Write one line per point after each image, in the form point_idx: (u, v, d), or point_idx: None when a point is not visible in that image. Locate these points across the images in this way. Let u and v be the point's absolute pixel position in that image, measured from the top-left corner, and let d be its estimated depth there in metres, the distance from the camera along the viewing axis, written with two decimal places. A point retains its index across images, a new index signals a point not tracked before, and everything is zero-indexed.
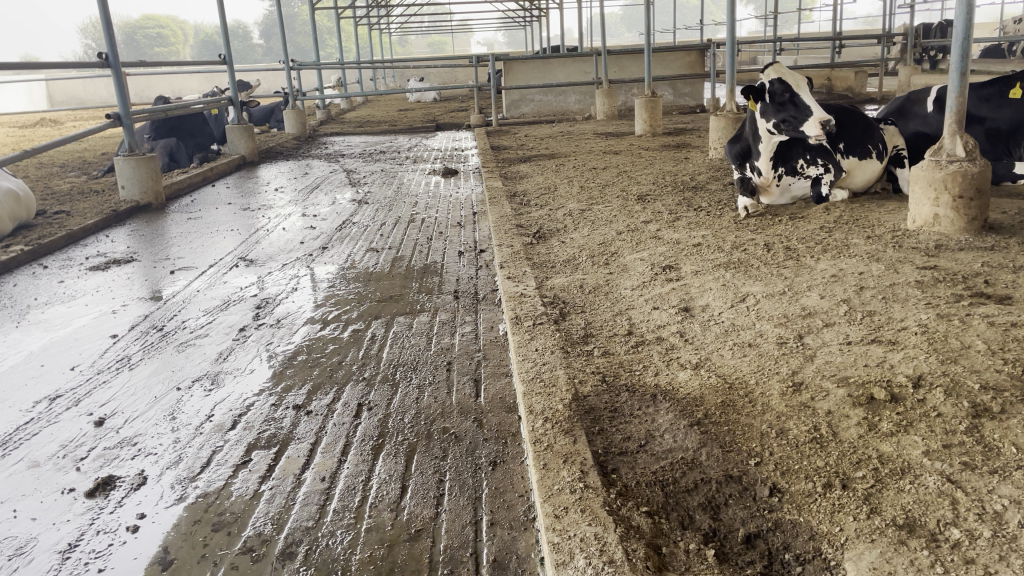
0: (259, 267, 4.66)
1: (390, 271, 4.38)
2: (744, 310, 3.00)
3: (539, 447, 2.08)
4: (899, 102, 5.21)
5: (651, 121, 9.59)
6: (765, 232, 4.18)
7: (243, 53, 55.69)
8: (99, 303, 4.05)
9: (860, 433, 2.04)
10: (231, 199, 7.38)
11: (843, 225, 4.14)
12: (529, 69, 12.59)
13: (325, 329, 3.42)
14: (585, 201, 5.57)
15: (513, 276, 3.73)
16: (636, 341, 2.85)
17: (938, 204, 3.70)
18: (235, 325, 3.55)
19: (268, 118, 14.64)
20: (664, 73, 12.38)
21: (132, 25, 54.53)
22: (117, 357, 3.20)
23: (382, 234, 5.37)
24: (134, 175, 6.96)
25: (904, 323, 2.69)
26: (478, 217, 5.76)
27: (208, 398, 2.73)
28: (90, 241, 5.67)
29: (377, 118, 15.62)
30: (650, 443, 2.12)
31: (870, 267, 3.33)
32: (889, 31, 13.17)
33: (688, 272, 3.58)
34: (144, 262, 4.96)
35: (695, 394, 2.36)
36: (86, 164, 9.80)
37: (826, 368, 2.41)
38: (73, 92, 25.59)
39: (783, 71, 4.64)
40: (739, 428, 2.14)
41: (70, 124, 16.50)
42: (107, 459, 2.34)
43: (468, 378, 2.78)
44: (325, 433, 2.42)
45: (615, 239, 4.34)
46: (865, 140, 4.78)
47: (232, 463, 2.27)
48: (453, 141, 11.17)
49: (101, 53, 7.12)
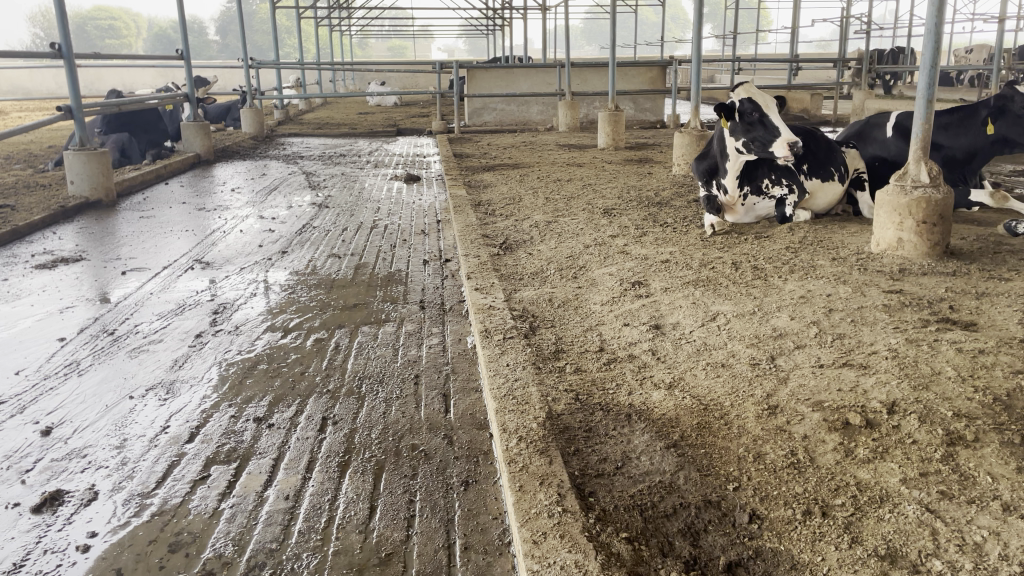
0: (215, 270, 4.51)
1: (353, 278, 4.28)
2: (715, 329, 2.99)
3: (513, 467, 2.03)
4: (859, 126, 5.27)
5: (614, 134, 9.63)
6: (731, 250, 4.20)
7: (198, 49, 54.63)
8: (46, 304, 3.87)
9: (837, 459, 2.03)
10: (186, 198, 7.17)
11: (808, 246, 4.17)
12: (492, 77, 12.54)
13: (286, 338, 3.31)
14: (551, 212, 5.54)
15: (481, 287, 3.67)
16: (608, 358, 2.81)
17: (902, 228, 3.75)
18: (190, 331, 3.41)
19: (225, 116, 14.36)
20: (626, 87, 12.46)
21: (83, 14, 53.09)
22: (66, 362, 3.05)
23: (344, 240, 5.26)
24: (84, 171, 6.72)
25: (874, 347, 2.70)
26: (442, 226, 5.69)
27: (163, 408, 2.61)
28: (35, 237, 5.44)
29: (336, 121, 15.42)
30: (626, 466, 2.08)
31: (837, 289, 3.36)
32: (845, 56, 13.48)
33: (658, 288, 3.56)
34: (93, 262, 4.77)
35: (671, 415, 2.33)
36: (32, 157, 9.46)
37: (801, 392, 2.40)
38: (19, 82, 24.86)
39: (754, 91, 4.68)
40: (716, 451, 2.11)
41: (17, 114, 15.98)
42: (55, 472, 2.20)
43: (437, 393, 2.71)
44: (288, 449, 2.32)
45: (582, 253, 4.32)
46: (827, 163, 4.86)
47: (190, 478, 2.16)
48: (415, 147, 11.07)
49: (53, 43, 6.86)
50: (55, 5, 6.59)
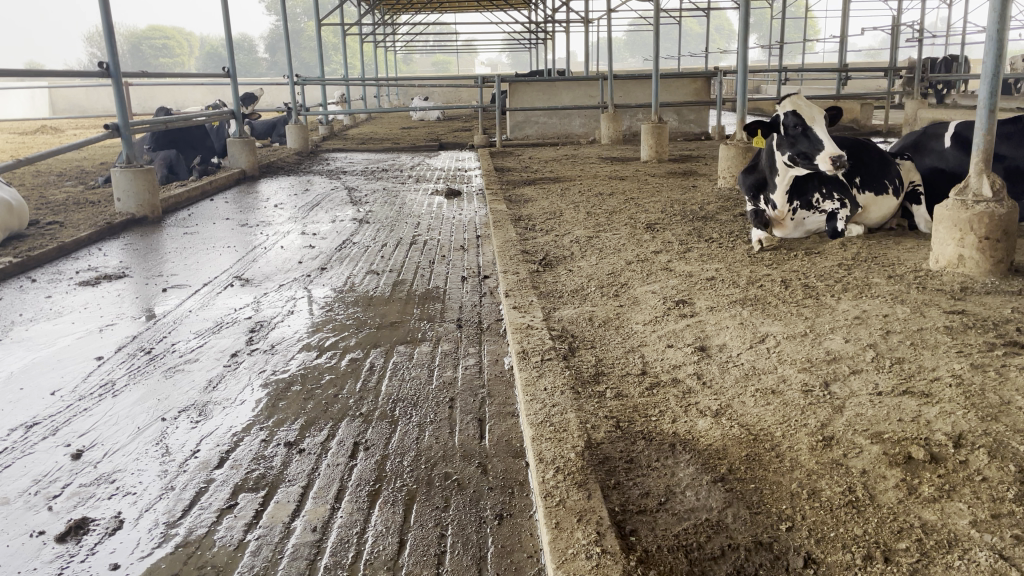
0: (255, 287, 4.49)
1: (390, 295, 4.22)
2: (764, 352, 2.84)
3: (550, 501, 1.92)
4: (915, 137, 5.05)
5: (656, 147, 9.48)
6: (780, 267, 4.03)
7: (247, 66, 55.80)
8: (87, 322, 3.88)
9: (899, 498, 1.88)
10: (229, 214, 7.23)
11: (862, 263, 3.99)
12: (534, 90, 12.48)
13: (321, 357, 3.25)
14: (592, 228, 5.42)
15: (519, 305, 3.58)
16: (651, 382, 2.69)
17: (963, 244, 3.56)
18: (227, 350, 3.38)
19: (270, 132, 14.59)
20: (669, 99, 12.28)
21: (137, 34, 54.59)
22: (101, 382, 3.03)
23: (383, 256, 5.21)
24: (131, 187, 6.81)
25: (936, 373, 2.53)
26: (482, 241, 5.62)
27: (195, 431, 2.56)
28: (81, 254, 5.51)
29: (380, 135, 15.52)
30: (671, 501, 1.95)
31: (895, 309, 3.19)
32: (896, 64, 13.12)
33: (703, 307, 3.43)
34: (136, 279, 4.80)
35: (717, 446, 2.19)
36: (84, 174, 9.67)
37: (858, 422, 2.24)
38: (76, 101, 25.73)
39: (801, 102, 4.50)
40: (767, 487, 1.98)
41: (71, 132, 16.42)
42: (83, 498, 2.16)
43: (472, 418, 2.61)
44: (318, 476, 2.25)
45: (624, 269, 4.20)
46: (881, 175, 4.64)
47: (216, 507, 2.09)
48: (456, 161, 11.05)
49: (102, 61, 6.96)
50: (103, 24, 6.68)
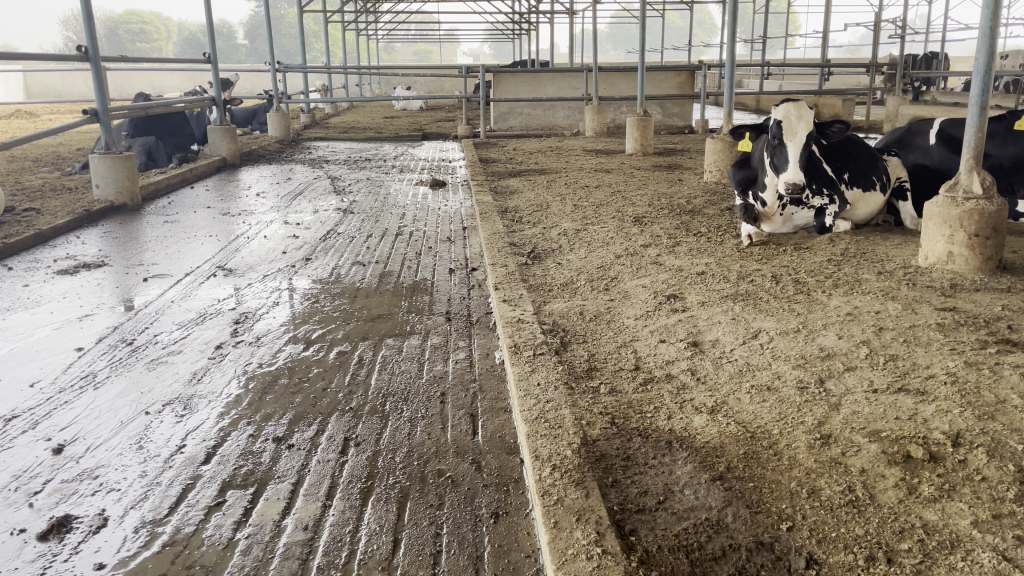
0: (238, 277, 4.42)
1: (377, 286, 4.17)
2: (757, 348, 2.83)
3: (547, 501, 1.89)
4: (901, 133, 5.08)
5: (641, 140, 9.47)
6: (770, 262, 4.02)
7: (226, 53, 55.14)
8: (65, 311, 3.79)
9: (899, 497, 1.87)
10: (211, 203, 7.12)
11: (851, 259, 3.99)
12: (518, 81, 12.41)
13: (308, 350, 3.20)
14: (579, 220, 5.38)
15: (509, 299, 3.54)
16: (644, 378, 2.66)
17: (953, 241, 3.56)
18: (211, 342, 3.31)
19: (250, 120, 14.42)
20: (653, 92, 12.27)
21: (113, 17, 53.75)
22: (82, 374, 2.95)
23: (369, 247, 5.15)
24: (110, 174, 6.68)
25: (930, 370, 2.52)
26: (468, 233, 5.56)
27: (181, 426, 2.50)
28: (59, 242, 5.39)
29: (363, 124, 15.40)
30: (669, 500, 1.93)
31: (887, 306, 3.18)
32: (879, 59, 13.19)
33: (694, 302, 3.41)
34: (115, 267, 4.70)
35: (715, 443, 2.17)
36: (60, 160, 9.49)
37: (855, 420, 2.23)
38: (52, 85, 25.34)
39: (793, 111, 4.42)
40: (766, 486, 1.95)
41: (48, 116, 16.16)
42: (65, 495, 2.10)
43: (464, 413, 2.57)
44: (308, 473, 2.20)
45: (613, 263, 4.17)
46: (869, 171, 4.71)
47: (204, 505, 2.04)
48: (440, 152, 10.97)
49: (79, 45, 6.80)
50: (82, 8, 6.54)
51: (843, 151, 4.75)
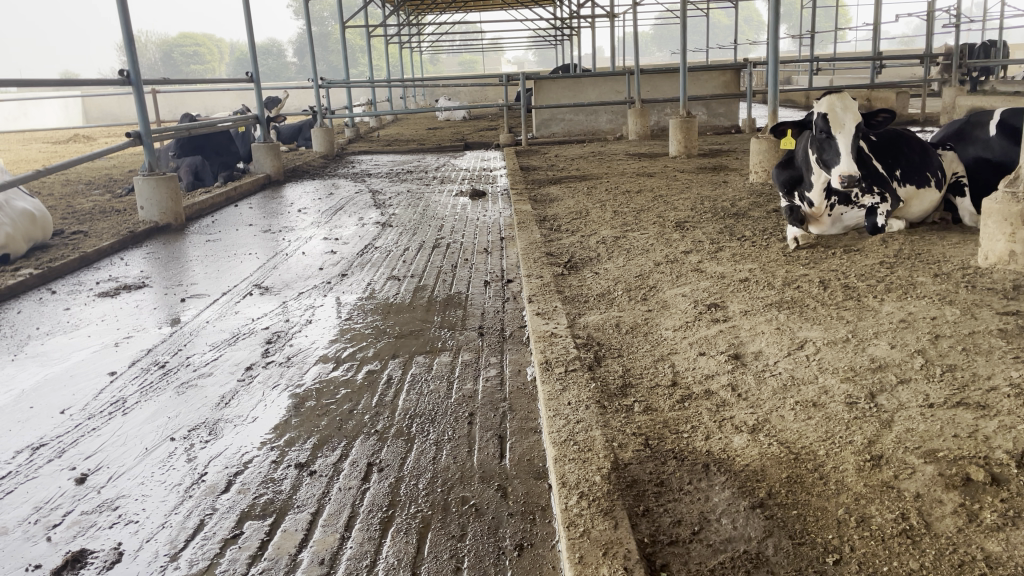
0: (274, 296, 4.40)
1: (411, 302, 4.10)
2: (803, 360, 2.67)
3: (573, 533, 1.77)
4: (959, 127, 4.81)
5: (685, 142, 9.27)
6: (818, 266, 3.84)
7: (276, 71, 56.22)
8: (103, 335, 3.81)
9: (958, 526, 1.70)
10: (254, 220, 7.17)
11: (905, 260, 3.79)
12: (560, 88, 12.30)
13: (337, 369, 3.14)
14: (619, 227, 5.25)
15: (543, 311, 3.43)
16: (681, 395, 2.52)
17: (1015, 240, 3.34)
18: (241, 363, 3.28)
19: (296, 136, 14.63)
20: (697, 93, 12.04)
21: (166, 41, 55.36)
22: (112, 399, 2.94)
23: (405, 261, 5.08)
24: (154, 196, 6.78)
25: (992, 381, 2.34)
26: (507, 243, 5.47)
27: (204, 452, 2.45)
28: (103, 264, 5.46)
29: (406, 137, 15.46)
30: (705, 530, 1.80)
31: (944, 311, 2.98)
32: (933, 50, 12.69)
33: (736, 311, 3.26)
34: (155, 288, 4.73)
35: (756, 466, 2.03)
36: (111, 182, 9.71)
37: (908, 438, 2.06)
38: (108, 109, 26.24)
39: (838, 104, 4.25)
40: (811, 514, 1.81)
41: (104, 140, 16.61)
42: (83, 528, 2.06)
43: (492, 435, 2.47)
44: (328, 502, 2.12)
45: (652, 271, 4.03)
46: (922, 167, 4.48)
47: (221, 537, 1.98)
48: (481, 161, 10.92)
49: (122, 69, 6.93)
50: (124, 33, 6.65)
51: (893, 147, 4.58)
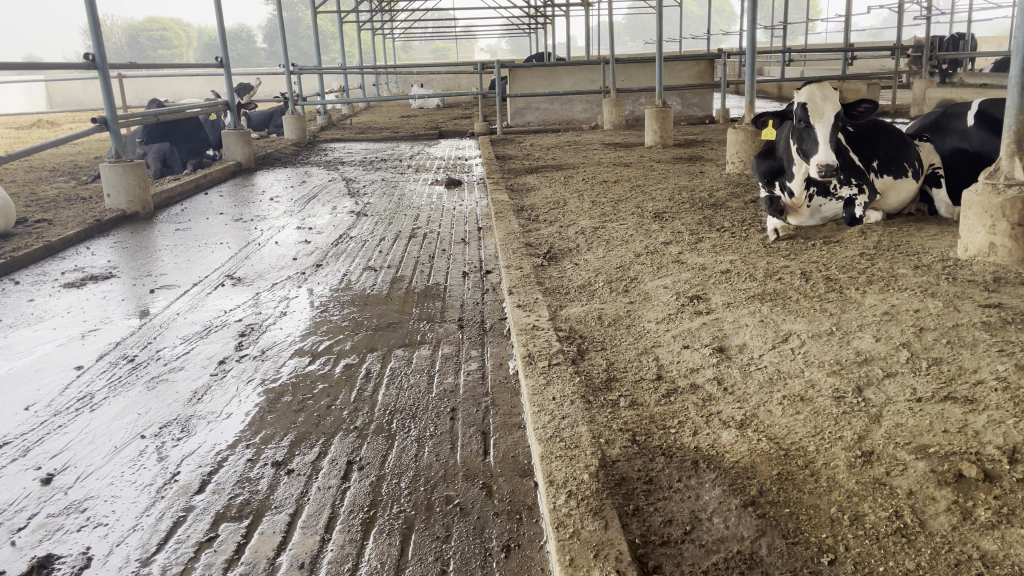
0: (246, 287, 4.29)
1: (388, 293, 4.02)
2: (788, 353, 2.64)
3: (563, 534, 1.73)
4: (935, 118, 4.83)
5: (661, 132, 9.25)
6: (799, 258, 3.82)
7: (245, 57, 55.34)
8: (69, 327, 3.69)
9: (952, 524, 1.68)
10: (224, 208, 7.02)
11: (885, 252, 3.78)
12: (534, 76, 12.21)
13: (314, 363, 3.06)
14: (598, 217, 5.20)
15: (523, 303, 3.37)
16: (667, 389, 2.48)
17: (994, 232, 3.34)
18: (214, 357, 3.19)
19: (267, 123, 14.41)
20: (672, 82, 12.03)
21: (132, 25, 54.24)
22: (79, 395, 2.83)
23: (381, 251, 5.00)
24: (121, 183, 6.60)
25: (978, 375, 2.33)
26: (484, 233, 5.41)
27: (177, 450, 2.37)
28: (68, 254, 5.30)
29: (379, 125, 15.28)
30: (697, 530, 1.76)
31: (926, 303, 2.97)
32: (904, 42, 12.78)
33: (719, 303, 3.22)
34: (123, 279, 4.60)
35: (746, 463, 1.99)
36: (76, 169, 9.47)
37: (898, 433, 2.04)
38: (72, 94, 25.67)
39: (818, 93, 4.22)
40: (804, 512, 1.77)
41: (68, 125, 16.24)
42: (49, 531, 1.97)
43: (475, 431, 2.41)
44: (307, 502, 2.05)
45: (633, 262, 3.99)
46: (899, 157, 4.47)
47: (195, 541, 1.90)
48: (456, 150, 10.81)
49: (87, 53, 6.72)
50: (89, 16, 6.45)
51: (871, 137, 4.58)
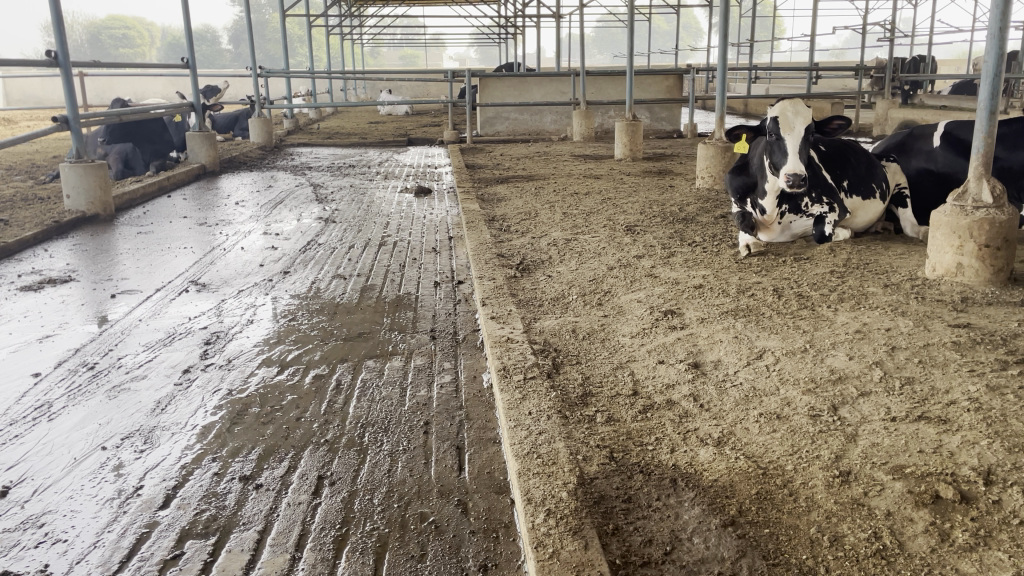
0: (212, 293, 4.20)
1: (358, 302, 3.96)
2: (763, 370, 2.64)
3: (542, 554, 1.69)
4: (901, 138, 4.90)
5: (630, 145, 9.30)
6: (770, 274, 3.85)
7: (210, 58, 54.63)
8: (25, 332, 3.56)
9: (931, 546, 1.68)
10: (188, 212, 6.88)
11: (854, 270, 3.82)
12: (505, 86, 12.21)
13: (282, 374, 2.99)
14: (569, 229, 5.20)
15: (497, 315, 3.34)
16: (643, 405, 2.46)
17: (962, 252, 3.40)
18: (178, 365, 3.10)
19: (233, 125, 14.23)
20: (641, 96, 12.12)
21: (95, 22, 53.25)
22: (36, 404, 2.73)
23: (351, 259, 4.93)
24: (81, 184, 6.44)
25: (951, 396, 2.34)
26: (455, 243, 5.36)
27: (140, 463, 2.29)
28: (25, 256, 5.14)
29: (348, 130, 15.16)
30: (677, 551, 1.74)
31: (897, 322, 3.00)
32: (867, 63, 13.04)
33: (693, 319, 3.22)
34: (83, 283, 4.47)
35: (724, 482, 1.98)
36: (35, 168, 9.22)
37: (874, 453, 2.05)
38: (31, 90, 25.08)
39: (789, 108, 4.26)
40: (783, 532, 1.77)
41: (26, 122, 15.83)
42: (5, 547, 1.89)
43: (450, 446, 2.37)
44: (277, 518, 1.99)
45: (606, 276, 3.98)
46: (868, 178, 4.55)
47: (159, 558, 1.83)
48: (426, 157, 10.77)
49: (49, 50, 6.54)
50: (53, 14, 6.28)
51: (841, 157, 4.64)
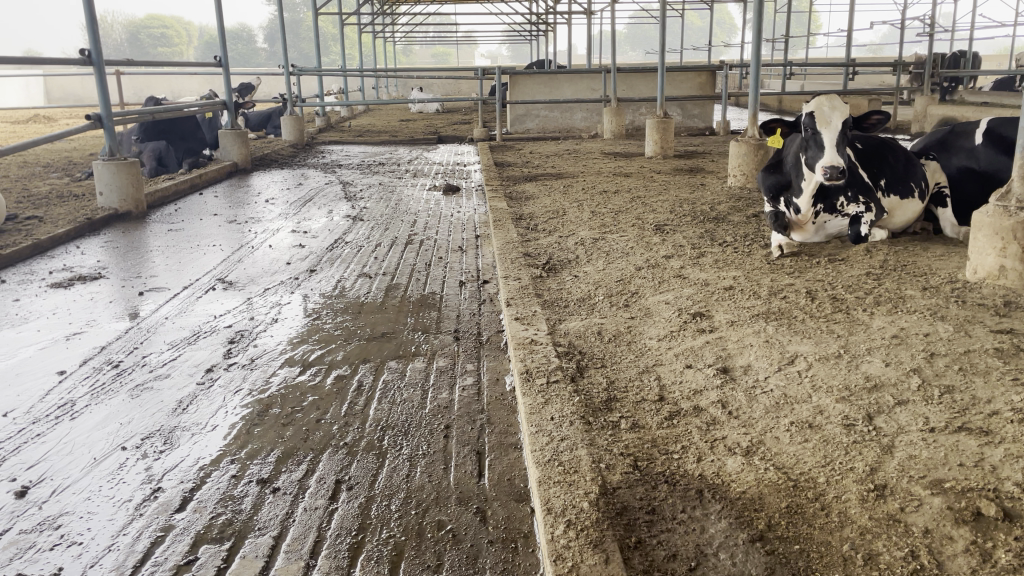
0: (238, 291, 4.20)
1: (382, 301, 3.93)
2: (795, 376, 2.55)
3: (561, 568, 1.63)
4: (942, 135, 4.76)
5: (661, 142, 9.17)
6: (803, 276, 3.75)
7: (245, 56, 55.21)
8: (53, 329, 3.59)
9: (971, 567, 1.59)
10: (218, 209, 6.93)
11: (892, 271, 3.70)
12: (535, 83, 12.13)
13: (304, 374, 2.96)
14: (598, 228, 5.13)
15: (521, 316, 3.28)
16: (669, 411, 2.39)
17: (1005, 254, 3.27)
18: (201, 364, 3.09)
19: (266, 123, 14.34)
20: (673, 93, 11.97)
21: (132, 21, 54.11)
22: (59, 402, 2.73)
23: (377, 257, 4.91)
24: (114, 181, 6.50)
25: (994, 406, 2.24)
26: (482, 241, 5.32)
27: (159, 464, 2.27)
28: (57, 253, 5.19)
29: (378, 128, 15.21)
30: (701, 567, 1.67)
31: (936, 327, 2.89)
32: (906, 59, 12.73)
33: (722, 321, 3.14)
34: (112, 280, 4.50)
35: (753, 494, 1.91)
36: (70, 165, 9.35)
37: (911, 466, 1.96)
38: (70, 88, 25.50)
39: (826, 103, 4.16)
40: (814, 549, 1.69)
41: (65, 120, 16.10)
42: (20, 549, 1.87)
43: (470, 451, 2.32)
44: (292, 524, 1.96)
45: (633, 276, 3.91)
46: (906, 177, 4.43)
47: (172, 564, 1.81)
48: (455, 155, 10.74)
49: (83, 49, 6.61)
50: (87, 13, 6.35)
51: (878, 156, 4.54)
